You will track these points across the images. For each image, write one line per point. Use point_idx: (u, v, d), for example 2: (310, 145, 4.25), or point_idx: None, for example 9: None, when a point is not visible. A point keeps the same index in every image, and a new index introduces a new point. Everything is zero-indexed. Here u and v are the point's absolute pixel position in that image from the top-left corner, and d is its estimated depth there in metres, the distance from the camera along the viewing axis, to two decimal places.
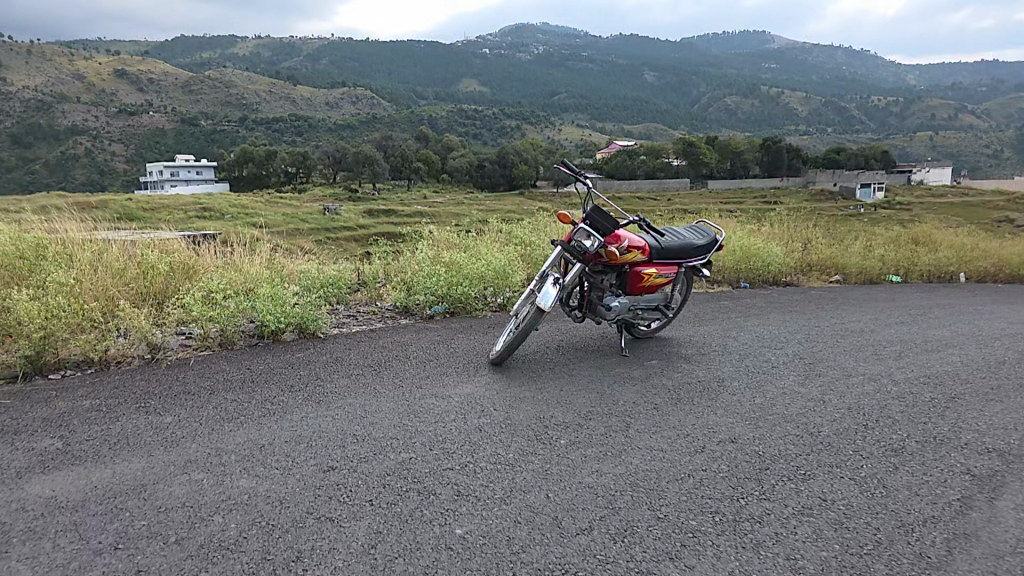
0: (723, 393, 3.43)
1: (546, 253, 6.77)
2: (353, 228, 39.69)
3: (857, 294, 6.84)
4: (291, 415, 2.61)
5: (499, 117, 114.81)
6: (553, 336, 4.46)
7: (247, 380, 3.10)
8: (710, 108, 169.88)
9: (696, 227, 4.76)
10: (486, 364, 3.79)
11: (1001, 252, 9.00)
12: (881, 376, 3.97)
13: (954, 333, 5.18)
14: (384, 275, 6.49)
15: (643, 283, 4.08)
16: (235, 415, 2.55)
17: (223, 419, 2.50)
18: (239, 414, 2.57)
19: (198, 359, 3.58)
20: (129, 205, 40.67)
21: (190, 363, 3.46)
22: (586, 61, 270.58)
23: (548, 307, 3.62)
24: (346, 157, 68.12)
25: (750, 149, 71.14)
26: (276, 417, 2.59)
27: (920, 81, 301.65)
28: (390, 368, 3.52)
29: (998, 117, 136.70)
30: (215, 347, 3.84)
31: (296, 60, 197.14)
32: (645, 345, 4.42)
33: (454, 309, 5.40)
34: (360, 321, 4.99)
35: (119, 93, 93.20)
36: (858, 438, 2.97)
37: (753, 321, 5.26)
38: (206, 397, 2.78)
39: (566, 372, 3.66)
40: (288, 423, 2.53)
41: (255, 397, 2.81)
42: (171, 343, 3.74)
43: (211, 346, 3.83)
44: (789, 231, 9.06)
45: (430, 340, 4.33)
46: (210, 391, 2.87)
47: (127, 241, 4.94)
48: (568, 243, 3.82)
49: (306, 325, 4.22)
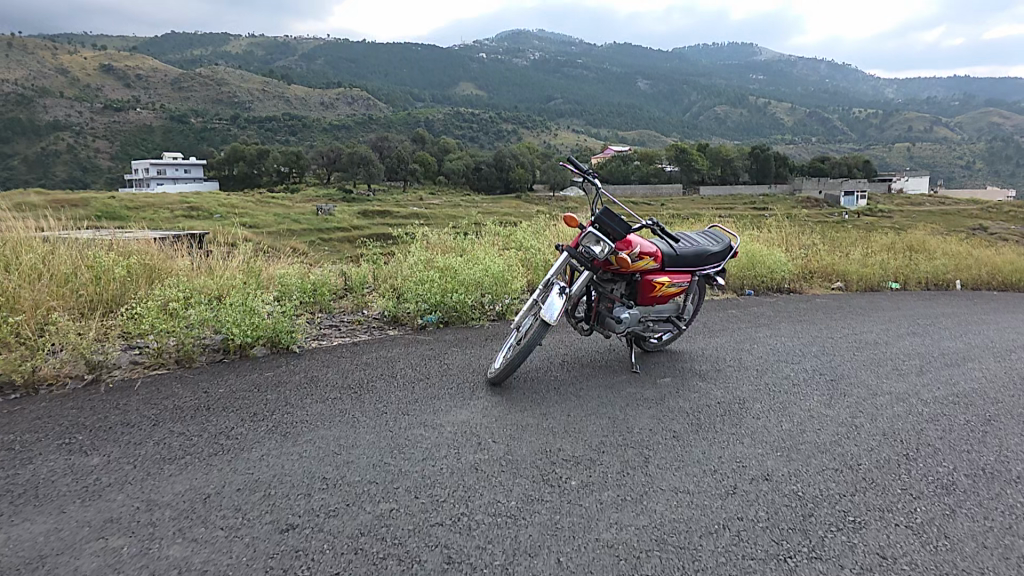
0: (746, 418, 3.10)
1: (548, 260, 6.39)
2: (347, 229, 39.02)
3: (861, 302, 6.46)
4: (253, 451, 2.42)
5: (493, 120, 114.69)
6: (556, 351, 4.16)
7: (202, 405, 2.94)
8: (701, 117, 171.93)
9: (709, 232, 4.40)
10: (484, 383, 3.53)
11: (997, 259, 8.67)
12: (908, 395, 3.43)
13: (969, 343, 4.70)
14: (372, 279, 6.10)
15: (655, 293, 3.73)
16: (181, 455, 2.34)
17: (160, 460, 2.27)
18: (187, 452, 2.36)
19: (148, 377, 3.34)
20: (113, 203, 39.85)
21: (134, 386, 3.20)
22: (579, 66, 272.54)
23: (553, 320, 3.32)
24: (339, 158, 67.68)
25: (739, 156, 71.86)
26: (233, 454, 2.39)
27: (899, 96, 311.49)
28: (372, 390, 3.30)
29: (975, 131, 140.62)
30: (172, 365, 3.59)
31: (290, 59, 195.53)
32: (656, 360, 4.11)
33: (449, 319, 5.03)
34: (343, 331, 4.72)
35: (106, 90, 91.56)
36: (901, 467, 2.54)
37: (764, 333, 4.89)
38: (148, 430, 2.58)
39: (573, 395, 3.41)
40: (243, 463, 2.30)
41: (208, 429, 2.63)
42: (119, 360, 3.48)
43: (166, 363, 3.54)
44: (786, 237, 8.76)
45: (421, 355, 4.10)
46: (153, 421, 2.68)
47: (94, 242, 4.69)
48: (575, 249, 3.49)
49: (281, 340, 4.00)
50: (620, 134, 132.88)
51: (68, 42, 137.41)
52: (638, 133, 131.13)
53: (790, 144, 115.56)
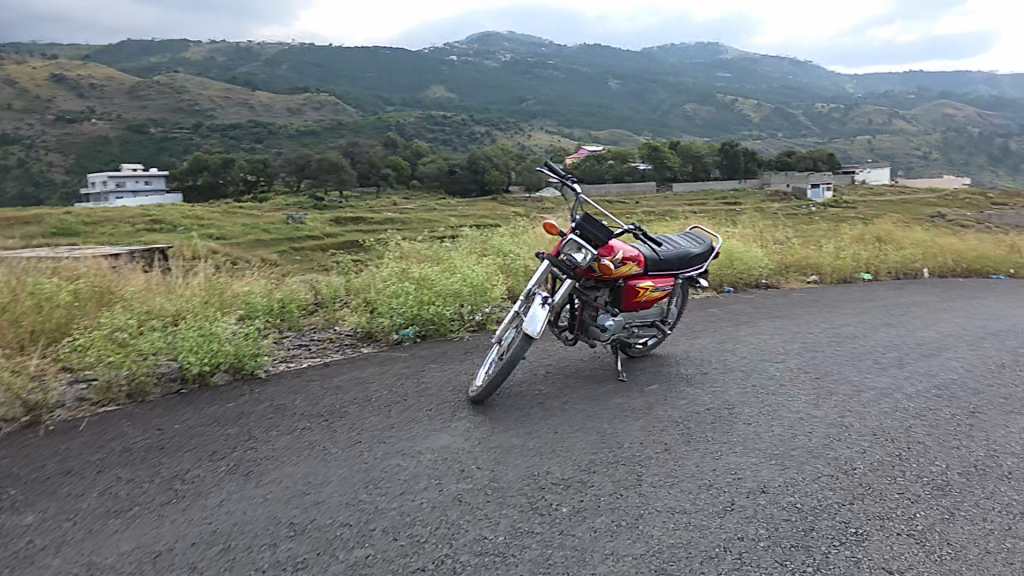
0: (737, 424, 3.05)
1: (528, 266, 6.24)
2: (320, 238, 38.15)
3: (836, 295, 6.54)
4: (211, 496, 2.62)
5: (466, 123, 114.22)
6: (541, 362, 4.05)
7: (156, 446, 3.15)
8: (670, 114, 174.61)
9: (691, 233, 4.35)
10: (466, 403, 3.47)
11: (961, 246, 8.88)
12: (893, 389, 3.42)
13: (943, 333, 4.74)
14: (345, 291, 5.88)
15: (639, 298, 3.65)
16: (125, 507, 2.55)
17: (106, 515, 2.48)
18: (131, 504, 2.56)
19: (97, 415, 3.51)
20: (70, 219, 38.25)
21: (79, 426, 3.38)
22: (549, 67, 273.59)
23: (537, 333, 3.21)
24: (309, 165, 66.35)
25: (709, 153, 73.24)
26: (185, 500, 2.61)
27: (857, 90, 323.07)
28: (343, 418, 3.40)
29: (929, 122, 146.55)
30: (123, 400, 3.74)
31: (255, 64, 190.92)
32: (642, 366, 4.04)
33: (427, 332, 4.86)
34: (313, 350, 4.68)
35: (58, 100, 87.53)
36: (895, 468, 2.49)
37: (748, 331, 4.83)
38: (91, 479, 2.79)
39: (558, 411, 3.32)
40: (196, 512, 2.51)
41: (160, 474, 2.84)
42: (64, 397, 3.65)
43: (116, 399, 3.72)
44: (761, 232, 8.83)
45: (396, 376, 4.02)
46: (100, 468, 2.90)
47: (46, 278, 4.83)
48: (556, 257, 3.38)
49: (244, 366, 4.16)
50: (593, 133, 134.11)
51: (16, 52, 131.09)
52: (609, 132, 132.21)
53: (757, 140, 118.44)
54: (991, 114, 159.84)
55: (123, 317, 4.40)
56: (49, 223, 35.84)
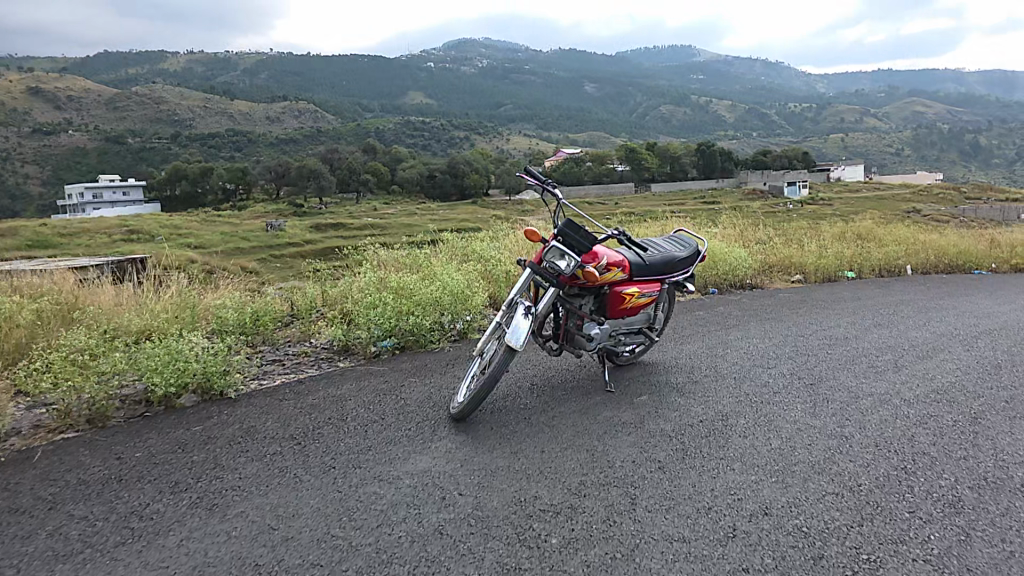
0: (733, 437, 2.91)
1: (509, 272, 6.04)
2: (300, 245, 37.50)
3: (821, 294, 6.49)
4: (172, 534, 2.38)
5: (446, 128, 114.05)
6: (525, 374, 3.86)
7: (114, 479, 2.86)
8: (649, 116, 176.69)
9: (677, 236, 4.20)
10: (447, 421, 3.29)
11: (942, 242, 8.92)
12: (890, 395, 3.33)
13: (934, 332, 4.69)
14: (321, 303, 5.60)
15: (624, 305, 3.48)
16: (75, 549, 2.29)
17: (54, 560, 2.23)
18: (82, 547, 2.31)
19: (53, 444, 3.26)
20: (44, 231, 37.37)
21: (34, 456, 3.11)
22: (527, 71, 275.33)
23: (519, 346, 3.02)
24: (288, 172, 65.47)
25: (687, 154, 74.14)
26: (143, 538, 2.37)
27: (830, 89, 330.43)
28: (318, 441, 3.17)
29: (899, 120, 150.50)
30: (84, 427, 3.48)
31: (233, 73, 189.23)
32: (629, 375, 3.87)
33: (405, 344, 4.64)
34: (287, 367, 4.42)
35: (30, 112, 85.62)
36: (903, 484, 2.39)
37: (736, 336, 4.71)
38: (42, 516, 2.54)
39: (544, 428, 3.13)
40: (153, 551, 2.28)
41: (117, 510, 2.58)
42: (16, 427, 3.38)
43: (76, 425, 3.48)
44: (744, 232, 8.78)
45: (374, 393, 3.77)
46: (51, 505, 2.63)
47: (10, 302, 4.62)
48: (538, 265, 3.21)
49: (213, 387, 3.89)
50: (573, 137, 135.21)
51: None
52: (589, 135, 133.12)
53: (734, 140, 120.45)
54: (958, 111, 164.78)
55: (89, 337, 4.16)
56: (23, 236, 35.03)
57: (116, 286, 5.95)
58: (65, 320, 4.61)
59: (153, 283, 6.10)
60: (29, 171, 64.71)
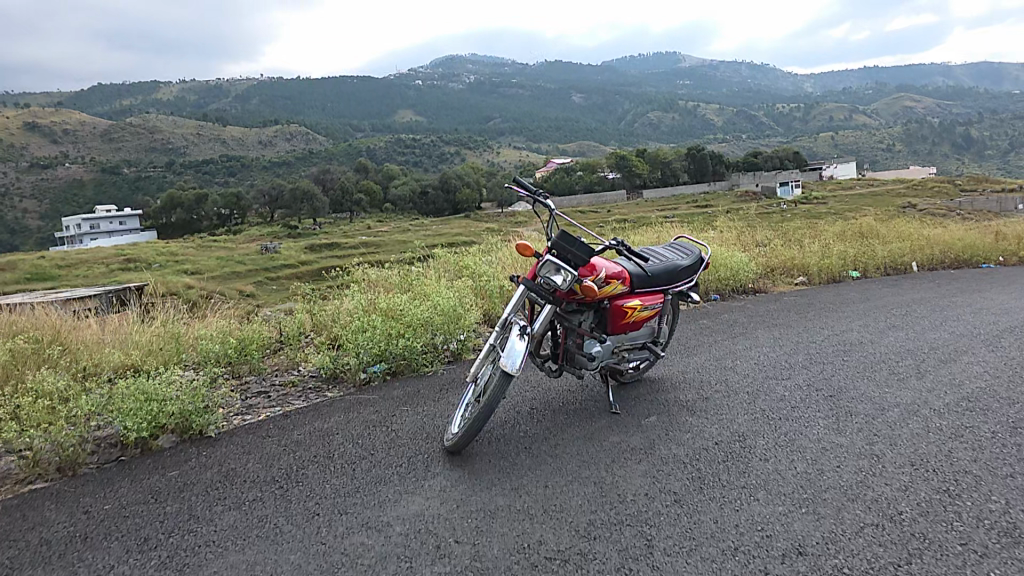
0: (753, 462, 2.67)
1: (503, 287, 5.79)
2: (295, 265, 37.25)
3: (830, 296, 6.25)
4: None
5: (438, 144, 114.77)
6: (525, 398, 3.61)
7: (78, 536, 2.58)
8: (639, 122, 177.86)
9: (676, 244, 3.98)
10: (443, 454, 3.04)
11: (948, 237, 8.70)
12: (919, 405, 3.11)
13: (954, 332, 4.48)
14: (311, 327, 5.34)
15: (626, 320, 3.24)
16: None
17: None
18: None
19: (20, 496, 2.98)
20: (43, 263, 37.52)
21: None
22: (514, 84, 277.16)
23: (517, 369, 2.78)
24: (282, 195, 65.71)
25: (677, 159, 74.34)
26: None
27: (817, 88, 332.46)
28: (305, 482, 2.91)
29: (888, 116, 151.45)
30: (55, 476, 3.18)
31: (227, 100, 191.06)
32: (634, 395, 3.61)
33: (398, 368, 4.38)
34: (273, 400, 4.12)
35: (27, 147, 86.57)
36: (950, 511, 2.16)
37: (746, 345, 4.46)
38: None
39: (548, 457, 2.88)
40: None
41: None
42: None
43: (46, 475, 3.18)
44: (742, 235, 8.58)
45: (364, 425, 3.50)
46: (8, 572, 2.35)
47: None
48: (532, 281, 2.97)
49: (192, 426, 3.59)
50: (564, 147, 136.08)
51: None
52: (580, 145, 134.10)
53: (724, 143, 121.12)
54: (947, 105, 165.38)
55: (65, 379, 3.90)
56: (23, 269, 35.18)
57: (99, 321, 5.67)
58: (39, 360, 4.33)
59: (140, 315, 5.84)
60: (27, 205, 64.89)
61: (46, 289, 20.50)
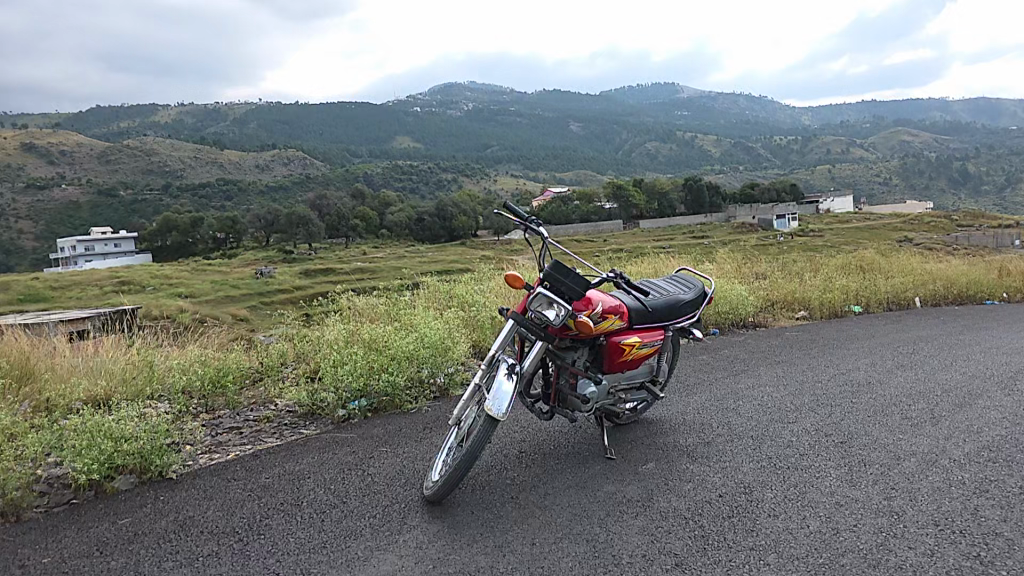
0: (763, 517, 2.42)
1: (494, 317, 5.58)
2: (289, 291, 36.90)
3: (832, 332, 6.07)
4: None
5: (436, 171, 116.00)
6: (513, 438, 3.39)
7: None
8: (635, 153, 180.61)
9: (676, 276, 3.80)
10: (421, 502, 2.79)
11: (950, 272, 8.57)
12: (936, 454, 2.91)
13: (967, 372, 4.27)
14: (293, 357, 5.12)
15: (624, 358, 3.03)
16: None
17: None
18: None
19: None
20: (36, 283, 37.21)
21: None
22: (513, 112, 281.47)
23: (503, 415, 2.57)
24: (279, 219, 65.80)
25: (674, 190, 74.99)
26: None
27: (812, 121, 339.14)
28: (266, 535, 2.63)
29: (883, 151, 153.94)
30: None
31: (228, 126, 193.64)
32: (628, 436, 3.39)
33: (379, 404, 4.15)
34: (243, 438, 3.84)
35: (28, 168, 87.19)
36: None
37: (748, 384, 4.23)
38: None
39: (536, 509, 2.63)
40: None
41: None
42: None
43: None
44: (740, 268, 8.44)
45: (338, 468, 3.25)
46: None
47: None
48: (522, 313, 2.78)
49: (152, 468, 3.30)
50: (560, 175, 137.73)
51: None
52: (577, 175, 135.67)
53: (720, 174, 122.57)
54: (943, 140, 167.92)
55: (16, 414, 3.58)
56: (16, 289, 34.83)
57: (72, 347, 5.38)
58: None
59: (118, 341, 5.57)
60: (24, 227, 65.04)
61: (26, 312, 20.13)
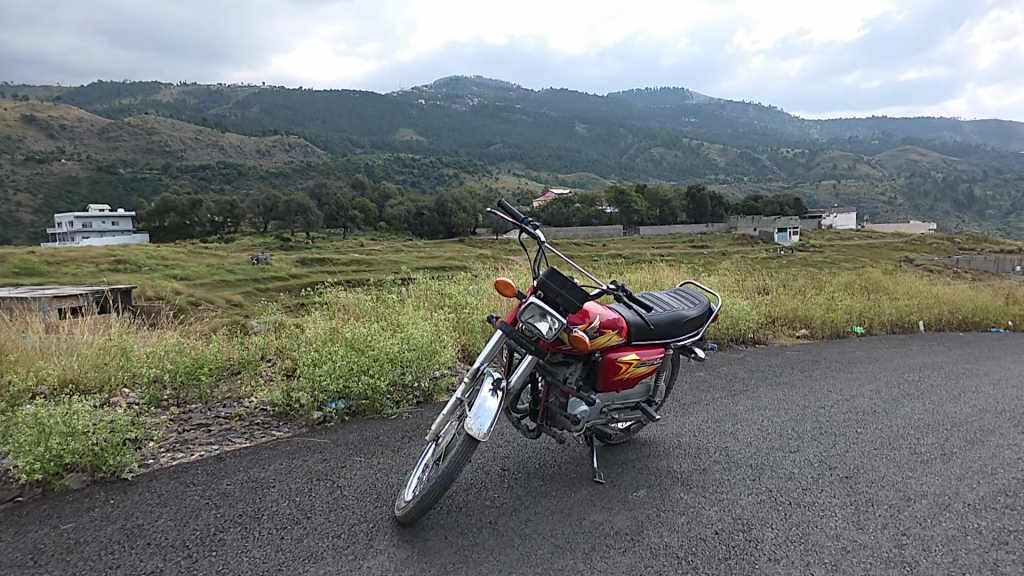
0: (763, 562, 2.22)
1: (485, 322, 5.36)
2: (284, 279, 36.57)
3: (835, 353, 5.88)
4: None
5: (439, 166, 115.58)
6: (495, 456, 3.17)
7: None
8: (640, 158, 180.26)
9: (681, 289, 3.56)
10: (392, 523, 2.55)
11: (956, 297, 8.36)
12: (949, 497, 2.71)
13: (976, 407, 4.07)
14: (273, 350, 4.89)
15: (620, 376, 2.81)
16: None
17: None
18: None
19: None
20: (30, 257, 36.60)
21: None
22: (519, 110, 279.95)
23: (485, 434, 2.34)
24: (278, 205, 65.29)
25: (677, 198, 74.77)
26: None
27: (818, 135, 338.64)
28: (217, 551, 2.39)
29: (888, 169, 153.97)
30: None
31: (231, 109, 192.42)
32: (619, 457, 3.16)
33: (358, 407, 3.93)
34: (213, 437, 3.57)
35: (27, 141, 86.28)
36: None
37: (747, 406, 4.03)
38: None
39: (516, 538, 2.40)
40: None
41: None
42: None
43: None
44: (742, 281, 8.24)
45: (306, 477, 3.03)
46: None
47: None
48: (513, 325, 2.54)
49: (107, 465, 3.04)
50: (563, 177, 137.32)
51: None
52: (580, 177, 135.27)
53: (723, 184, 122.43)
54: (950, 161, 168.06)
55: None
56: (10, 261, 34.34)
57: (42, 325, 5.11)
58: None
59: (94, 322, 5.30)
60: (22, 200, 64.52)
61: None
